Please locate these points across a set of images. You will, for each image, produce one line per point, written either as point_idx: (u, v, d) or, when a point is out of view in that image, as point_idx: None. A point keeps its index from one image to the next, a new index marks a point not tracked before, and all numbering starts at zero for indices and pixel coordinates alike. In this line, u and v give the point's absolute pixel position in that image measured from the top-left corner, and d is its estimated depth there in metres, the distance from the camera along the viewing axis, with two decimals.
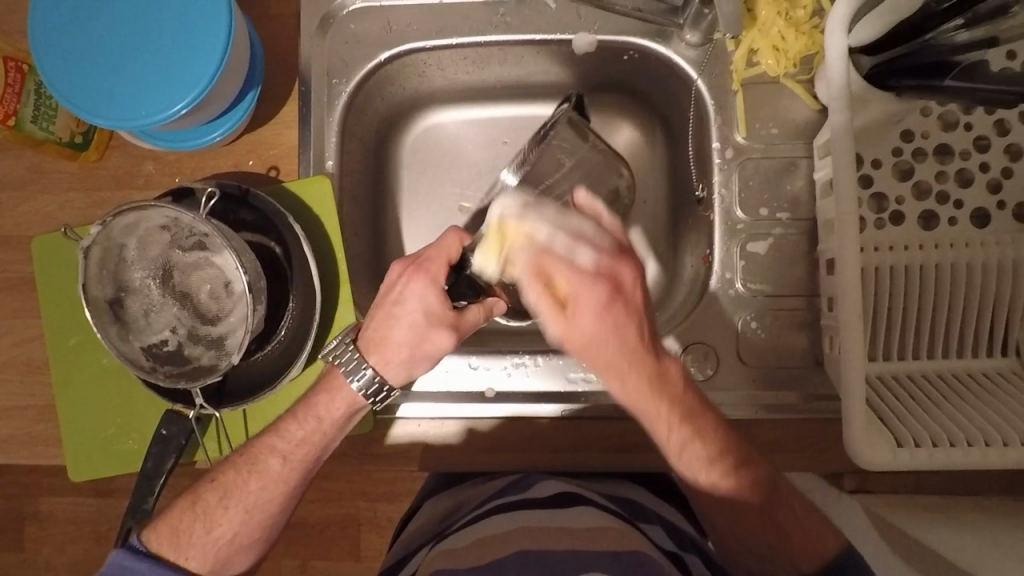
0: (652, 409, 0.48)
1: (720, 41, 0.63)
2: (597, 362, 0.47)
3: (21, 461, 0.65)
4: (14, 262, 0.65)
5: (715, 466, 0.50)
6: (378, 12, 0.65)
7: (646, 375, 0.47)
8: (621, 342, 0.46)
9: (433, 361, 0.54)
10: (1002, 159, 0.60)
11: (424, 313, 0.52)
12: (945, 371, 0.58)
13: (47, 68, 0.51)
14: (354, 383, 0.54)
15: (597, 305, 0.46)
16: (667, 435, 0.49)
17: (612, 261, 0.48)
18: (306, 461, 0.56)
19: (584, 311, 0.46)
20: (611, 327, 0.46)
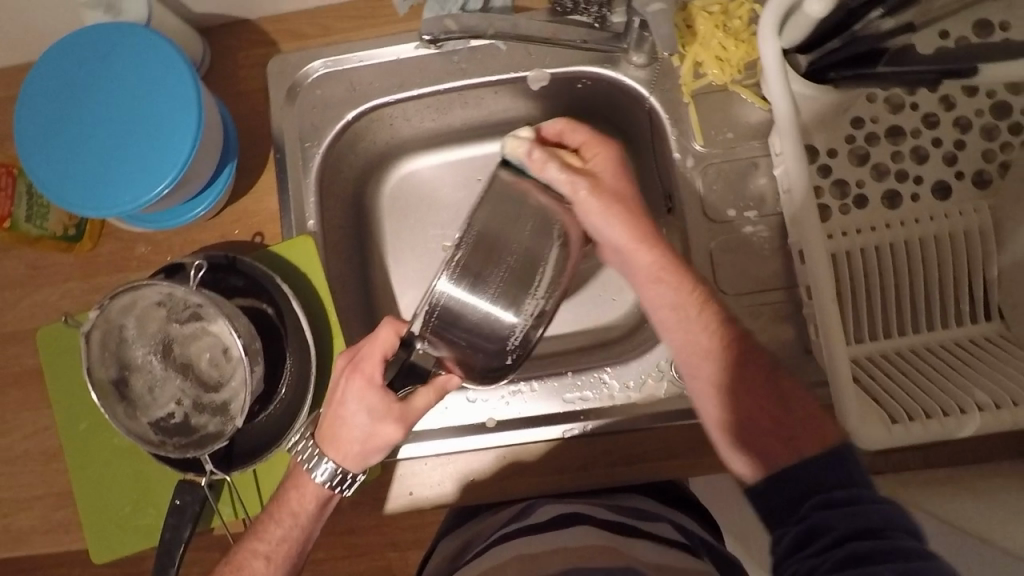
0: (662, 265, 0.54)
1: (666, 59, 0.66)
2: (603, 198, 0.54)
3: (44, 551, 0.67)
4: (22, 357, 0.68)
5: (716, 330, 0.53)
6: (341, 76, 0.68)
7: (635, 198, 0.55)
8: (627, 195, 0.55)
9: (388, 450, 0.55)
10: (953, 133, 0.62)
11: (368, 412, 0.53)
12: (932, 343, 0.59)
13: (39, 169, 0.55)
14: (320, 477, 0.55)
15: (618, 171, 0.55)
16: (680, 288, 0.54)
17: (603, 141, 0.57)
18: (291, 555, 0.56)
19: (605, 172, 0.55)
20: (617, 185, 0.55)
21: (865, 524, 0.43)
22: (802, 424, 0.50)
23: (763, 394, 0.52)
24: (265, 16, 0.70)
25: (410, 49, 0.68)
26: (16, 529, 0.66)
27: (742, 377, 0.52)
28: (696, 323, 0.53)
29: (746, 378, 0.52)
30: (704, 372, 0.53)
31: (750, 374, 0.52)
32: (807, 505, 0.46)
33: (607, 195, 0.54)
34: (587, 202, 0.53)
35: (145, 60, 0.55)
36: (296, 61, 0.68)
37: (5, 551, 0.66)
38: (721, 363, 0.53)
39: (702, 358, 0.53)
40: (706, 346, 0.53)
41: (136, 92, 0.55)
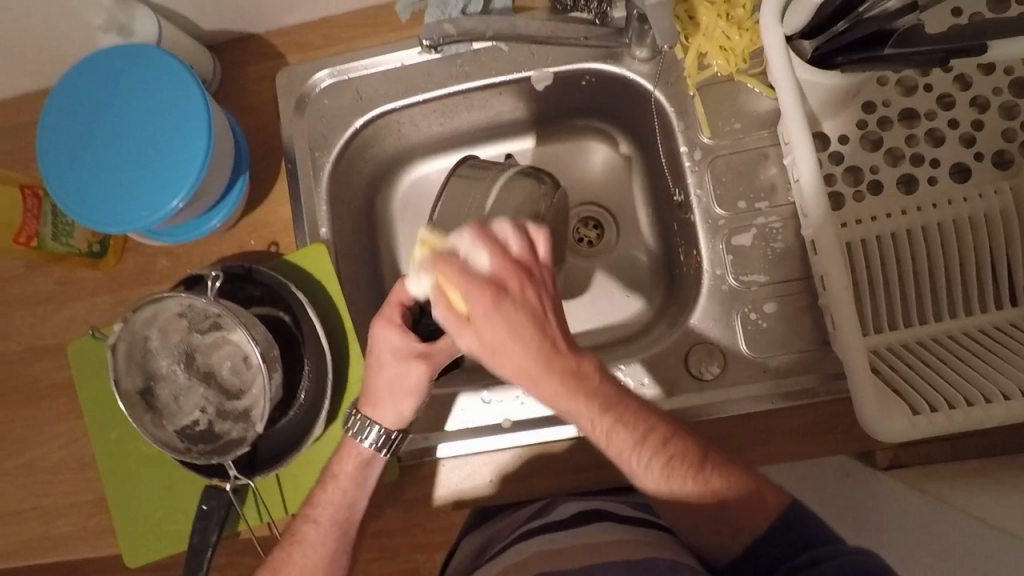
0: (572, 409, 0.45)
1: (669, 52, 0.65)
2: (474, 335, 0.42)
3: (82, 555, 0.69)
4: (56, 369, 0.71)
5: (642, 446, 0.48)
6: (348, 84, 0.70)
7: (525, 341, 0.42)
8: (517, 336, 0.42)
9: (419, 398, 0.56)
10: (970, 113, 0.60)
11: (394, 352, 0.54)
12: (957, 330, 0.57)
13: (60, 189, 0.57)
14: (365, 442, 0.58)
15: (502, 311, 0.42)
16: (596, 422, 0.46)
17: (504, 268, 0.43)
18: (339, 523, 0.59)
19: (480, 308, 0.42)
20: (505, 326, 0.42)
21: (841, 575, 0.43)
22: (739, 508, 0.50)
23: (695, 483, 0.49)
24: (272, 30, 0.71)
25: (413, 55, 0.69)
26: (55, 534, 0.69)
27: (674, 483, 0.49)
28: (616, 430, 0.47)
29: (687, 464, 0.49)
30: (634, 479, 0.50)
31: (683, 476, 0.49)
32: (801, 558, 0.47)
33: (485, 350, 0.42)
34: (464, 331, 0.42)
35: (156, 80, 0.57)
36: (304, 72, 0.69)
37: (46, 556, 0.69)
38: (646, 476, 0.49)
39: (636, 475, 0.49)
40: (632, 464, 0.48)
41: (149, 112, 0.57)
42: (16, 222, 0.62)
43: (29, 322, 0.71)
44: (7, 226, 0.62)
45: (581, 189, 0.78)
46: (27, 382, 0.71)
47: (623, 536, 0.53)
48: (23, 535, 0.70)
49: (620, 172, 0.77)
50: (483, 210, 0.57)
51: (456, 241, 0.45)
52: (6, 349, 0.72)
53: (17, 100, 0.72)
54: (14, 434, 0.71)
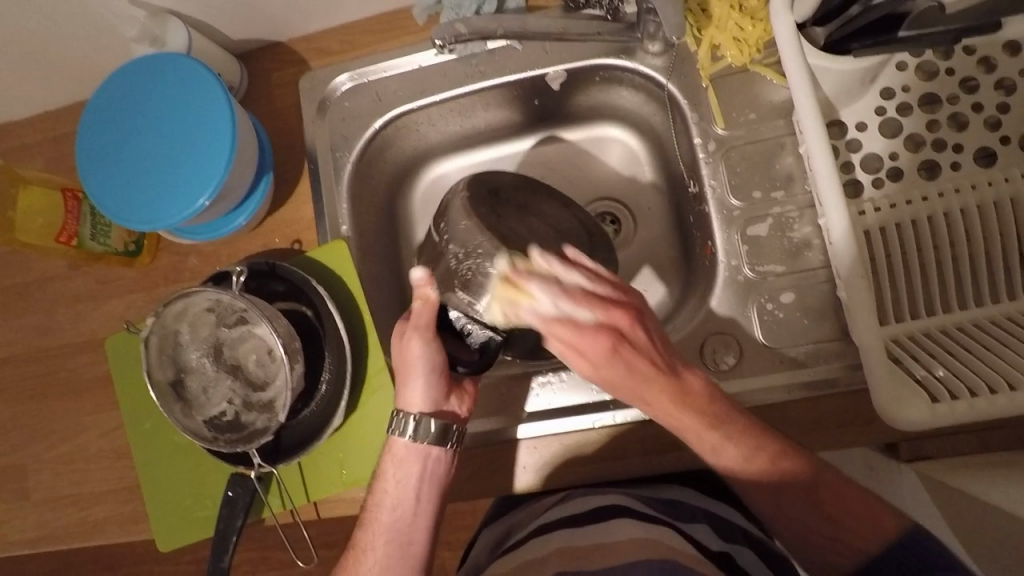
0: (681, 421, 0.51)
1: (683, 45, 0.66)
2: (603, 377, 0.50)
3: (117, 541, 0.72)
4: (93, 362, 0.74)
5: (737, 442, 0.51)
6: (368, 86, 0.72)
7: (644, 375, 0.49)
8: (642, 375, 0.49)
9: (430, 372, 0.58)
10: (995, 96, 0.58)
11: (396, 334, 0.59)
12: (986, 319, 0.54)
13: (98, 191, 0.60)
14: (405, 434, 0.59)
15: (617, 357, 0.48)
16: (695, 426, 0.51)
17: (608, 315, 0.47)
18: (391, 527, 0.59)
19: (594, 360, 0.48)
20: (625, 367, 0.49)
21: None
22: (855, 526, 0.50)
23: (809, 511, 0.51)
24: (295, 35, 0.74)
25: (430, 56, 0.70)
26: (93, 521, 0.72)
27: (781, 493, 0.52)
28: (730, 445, 0.51)
29: (799, 483, 0.51)
30: (736, 481, 0.53)
31: (791, 489, 0.51)
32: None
33: (620, 387, 0.50)
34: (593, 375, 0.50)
35: (185, 84, 0.60)
36: (325, 76, 0.72)
37: (84, 541, 0.72)
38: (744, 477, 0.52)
39: (745, 483, 0.52)
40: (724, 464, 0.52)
41: (179, 115, 0.60)
42: (58, 223, 0.67)
43: (71, 317, 0.75)
44: (50, 227, 0.67)
45: (599, 186, 0.78)
46: (68, 374, 0.75)
47: (641, 535, 0.53)
48: (64, 521, 0.73)
49: (638, 168, 0.77)
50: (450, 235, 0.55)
51: (543, 299, 0.48)
52: (50, 343, 0.76)
53: (62, 110, 0.77)
54: (56, 425, 0.75)
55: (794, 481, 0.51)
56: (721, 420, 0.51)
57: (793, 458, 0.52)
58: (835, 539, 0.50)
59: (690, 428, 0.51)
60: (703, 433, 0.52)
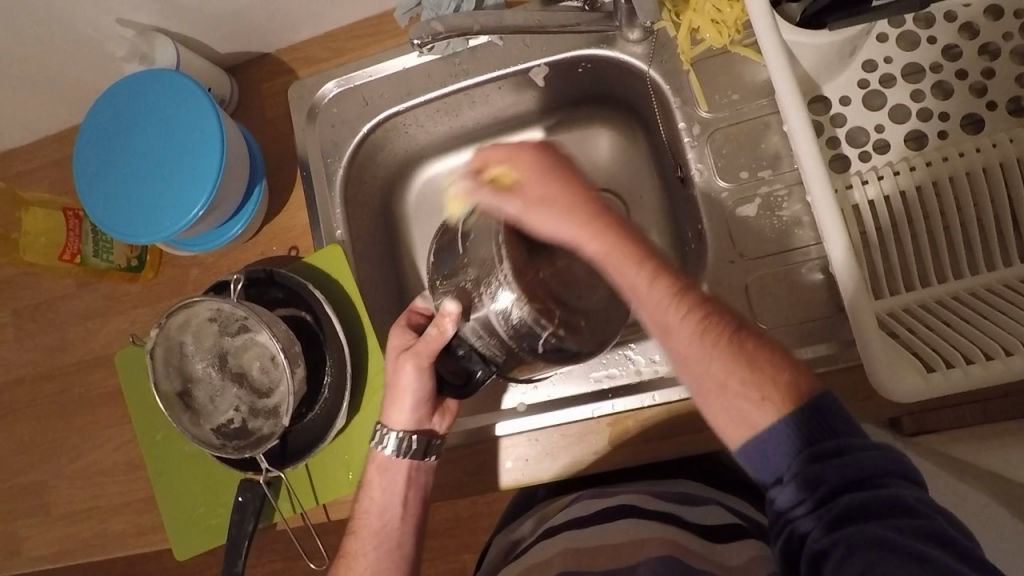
0: (619, 262, 0.46)
1: (662, 29, 0.66)
2: (536, 212, 0.48)
3: (135, 551, 0.74)
4: (104, 378, 0.76)
5: (679, 297, 0.45)
6: (355, 92, 0.73)
7: (573, 200, 0.48)
8: (570, 197, 0.48)
9: (419, 398, 0.59)
10: (979, 62, 0.58)
11: (393, 351, 0.59)
12: (981, 287, 0.54)
13: (97, 209, 0.62)
14: (387, 449, 0.60)
15: (546, 178, 0.48)
16: (636, 275, 0.45)
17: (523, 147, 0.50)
18: (375, 534, 0.60)
19: (528, 186, 0.48)
20: (556, 189, 0.48)
21: (857, 470, 0.37)
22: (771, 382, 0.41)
23: (728, 365, 0.42)
24: (283, 47, 0.76)
25: (413, 59, 0.71)
26: (111, 532, 0.74)
27: (708, 346, 0.43)
28: (659, 287, 0.45)
29: (721, 337, 0.43)
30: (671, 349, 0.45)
31: (713, 348, 0.43)
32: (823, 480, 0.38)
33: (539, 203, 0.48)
34: (527, 212, 0.48)
35: (176, 99, 0.61)
36: (313, 85, 0.73)
37: (103, 552, 0.74)
38: (688, 347, 0.44)
39: (672, 335, 0.44)
40: (668, 324, 0.44)
41: (171, 129, 0.61)
42: (62, 241, 0.69)
43: (80, 335, 0.77)
44: (54, 244, 0.69)
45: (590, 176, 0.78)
46: (80, 390, 0.77)
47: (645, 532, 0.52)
48: (83, 533, 0.75)
49: (628, 157, 0.77)
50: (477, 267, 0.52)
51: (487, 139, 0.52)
52: (62, 361, 0.78)
53: (63, 134, 0.79)
54: (71, 440, 0.77)
55: (718, 329, 0.43)
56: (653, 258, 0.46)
57: (716, 309, 0.45)
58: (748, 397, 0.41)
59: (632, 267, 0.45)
60: (641, 273, 0.45)
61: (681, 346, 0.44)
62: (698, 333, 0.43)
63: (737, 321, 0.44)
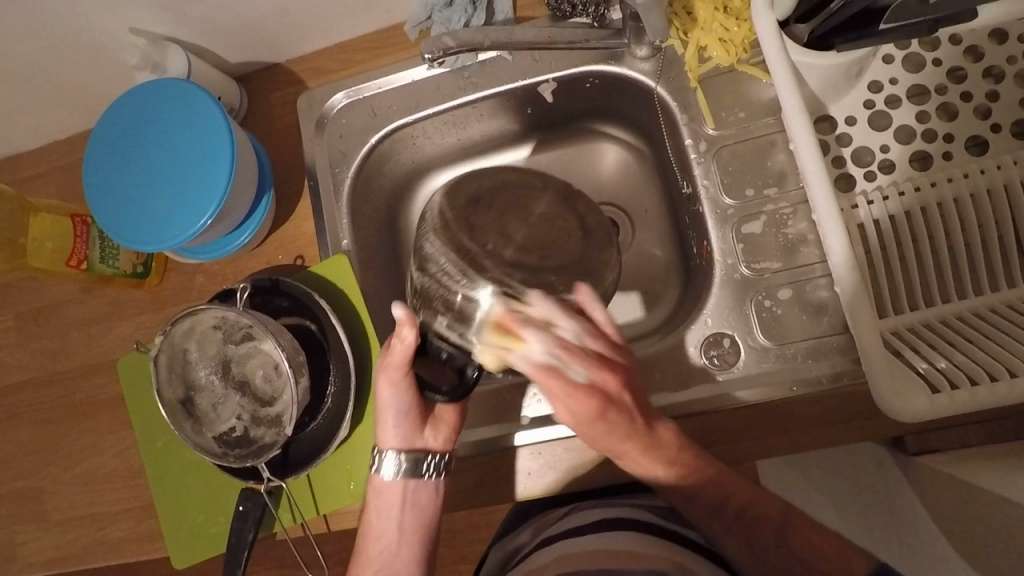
0: (633, 456, 0.54)
1: (670, 47, 0.66)
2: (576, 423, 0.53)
3: (133, 559, 0.74)
4: (106, 383, 0.76)
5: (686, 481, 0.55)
6: (363, 103, 0.73)
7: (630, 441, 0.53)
8: (628, 436, 0.53)
9: (401, 413, 0.59)
10: (984, 84, 0.58)
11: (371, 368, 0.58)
12: (986, 307, 0.54)
13: (105, 217, 0.62)
14: (383, 470, 0.61)
15: (598, 415, 0.51)
16: (629, 449, 0.54)
17: (602, 373, 0.50)
18: (381, 557, 0.60)
19: (575, 409, 0.51)
20: (608, 425, 0.52)
21: None
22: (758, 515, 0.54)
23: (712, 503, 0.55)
24: (293, 57, 0.76)
25: (422, 71, 0.72)
26: (109, 539, 0.74)
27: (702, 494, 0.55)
28: (685, 479, 0.55)
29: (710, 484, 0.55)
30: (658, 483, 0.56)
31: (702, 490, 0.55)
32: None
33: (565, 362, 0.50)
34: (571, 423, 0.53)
35: (187, 108, 0.62)
36: (322, 95, 0.74)
37: (101, 559, 0.74)
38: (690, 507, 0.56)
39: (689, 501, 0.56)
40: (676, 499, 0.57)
41: (180, 138, 0.62)
42: (68, 248, 0.69)
43: (84, 341, 0.77)
44: (61, 251, 0.69)
45: (595, 191, 0.79)
46: (81, 396, 0.77)
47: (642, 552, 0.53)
48: (81, 540, 0.75)
49: (634, 173, 0.78)
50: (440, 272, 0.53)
51: (540, 347, 0.49)
52: (65, 366, 0.78)
53: (72, 139, 0.79)
54: (71, 446, 0.76)
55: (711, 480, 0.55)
56: (697, 468, 0.56)
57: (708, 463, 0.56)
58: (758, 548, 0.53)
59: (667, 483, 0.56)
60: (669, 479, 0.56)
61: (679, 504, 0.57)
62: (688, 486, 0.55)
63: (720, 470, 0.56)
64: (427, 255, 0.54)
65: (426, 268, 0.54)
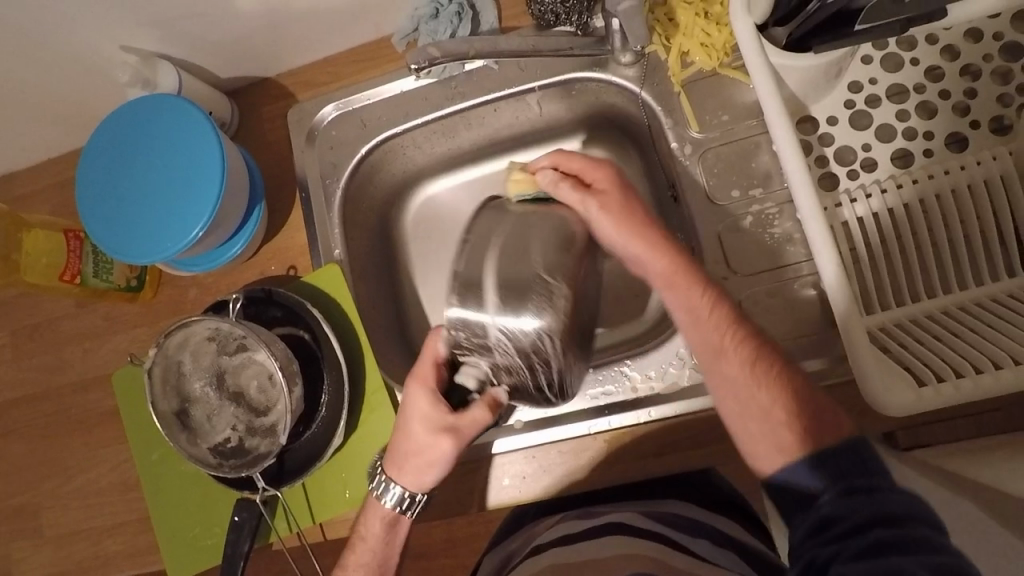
0: (685, 294, 0.53)
1: (653, 53, 0.67)
2: (617, 226, 0.54)
3: (128, 574, 0.74)
4: (101, 398, 0.76)
5: (734, 328, 0.52)
6: (353, 115, 0.74)
7: (660, 248, 0.54)
8: (653, 235, 0.54)
9: (444, 467, 0.58)
10: (961, 83, 0.59)
11: (423, 416, 0.56)
12: (970, 302, 0.55)
13: (100, 232, 0.63)
14: (388, 501, 0.59)
15: (625, 213, 0.55)
16: (688, 295, 0.53)
17: (623, 185, 0.56)
18: None
19: (608, 197, 0.55)
20: (635, 226, 0.54)
21: (888, 508, 0.40)
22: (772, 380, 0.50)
23: (751, 372, 0.50)
24: (283, 71, 0.77)
25: (411, 82, 0.73)
26: (104, 554, 0.74)
27: (727, 357, 0.51)
28: (715, 317, 0.53)
29: (750, 341, 0.52)
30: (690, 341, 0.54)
31: (738, 353, 0.51)
32: (824, 496, 0.43)
33: (614, 215, 0.55)
34: (601, 221, 0.54)
35: (178, 123, 0.62)
36: (312, 108, 0.75)
37: (95, 575, 0.74)
38: (733, 368, 0.51)
39: (722, 357, 0.52)
40: (717, 361, 0.52)
41: (173, 152, 0.62)
42: (62, 262, 0.70)
43: (78, 356, 0.78)
44: (54, 266, 0.69)
45: None
46: (76, 410, 0.77)
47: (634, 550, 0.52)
48: (76, 556, 0.75)
49: None
50: (502, 261, 0.52)
51: (545, 178, 0.57)
52: (60, 381, 0.78)
53: (66, 156, 0.80)
54: (66, 461, 0.76)
55: (740, 331, 0.52)
56: (719, 304, 0.53)
57: (739, 320, 0.53)
58: (759, 412, 0.49)
59: (701, 320, 0.53)
60: (714, 317, 0.53)
61: (712, 372, 0.53)
62: (741, 347, 0.51)
63: (755, 332, 0.52)
64: (508, 245, 0.53)
65: (500, 252, 0.53)
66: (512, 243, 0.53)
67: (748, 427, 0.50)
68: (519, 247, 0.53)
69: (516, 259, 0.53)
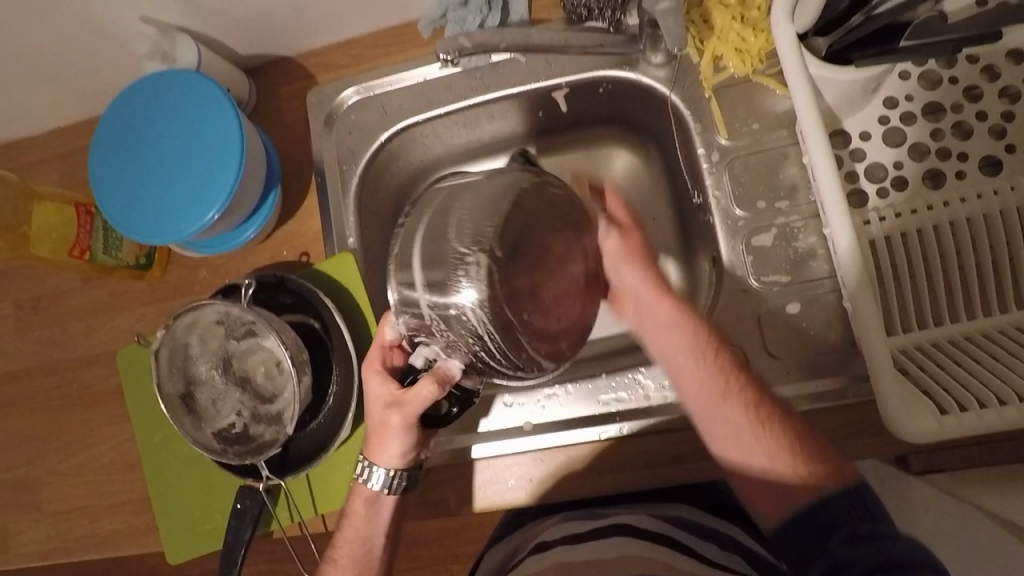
0: (690, 339, 0.53)
1: (685, 55, 0.66)
2: (630, 259, 0.55)
3: (125, 553, 0.73)
4: (103, 375, 0.75)
5: (739, 377, 0.52)
6: (374, 101, 0.73)
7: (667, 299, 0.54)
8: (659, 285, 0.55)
9: (407, 443, 0.57)
10: (1000, 104, 0.58)
11: (376, 396, 0.56)
12: (994, 330, 0.54)
13: (110, 207, 0.61)
14: (371, 482, 0.59)
15: (635, 253, 0.55)
16: (693, 344, 0.53)
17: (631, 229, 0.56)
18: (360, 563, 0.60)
19: (625, 235, 0.55)
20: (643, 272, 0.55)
21: (893, 556, 0.42)
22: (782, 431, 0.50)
23: (757, 422, 0.50)
24: (303, 52, 0.76)
25: (434, 70, 0.71)
26: (101, 532, 0.73)
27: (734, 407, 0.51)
28: (721, 367, 0.52)
29: (756, 394, 0.51)
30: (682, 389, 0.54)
31: (745, 402, 0.51)
32: (832, 540, 0.45)
33: (627, 259, 0.55)
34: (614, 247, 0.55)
35: (196, 99, 0.61)
36: (331, 92, 0.73)
37: (92, 552, 0.73)
38: (739, 418, 0.50)
39: (728, 403, 0.51)
40: (718, 407, 0.51)
41: (189, 130, 0.61)
42: (71, 237, 0.68)
43: (82, 331, 0.76)
44: (63, 241, 0.68)
45: None
46: (78, 386, 0.76)
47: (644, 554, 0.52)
48: (72, 532, 0.74)
49: (643, 178, 0.77)
50: (428, 234, 0.47)
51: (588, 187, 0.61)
52: (62, 356, 0.77)
53: (76, 127, 0.79)
54: (66, 436, 0.76)
55: (746, 384, 0.52)
56: (722, 357, 0.53)
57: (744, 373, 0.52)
58: (765, 459, 0.49)
59: (708, 366, 0.52)
60: (717, 365, 0.52)
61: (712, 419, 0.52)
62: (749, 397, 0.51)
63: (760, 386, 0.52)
64: (430, 220, 0.48)
65: (423, 228, 0.47)
66: (434, 216, 0.48)
67: (754, 478, 0.50)
68: (438, 221, 0.47)
69: (437, 231, 0.47)
